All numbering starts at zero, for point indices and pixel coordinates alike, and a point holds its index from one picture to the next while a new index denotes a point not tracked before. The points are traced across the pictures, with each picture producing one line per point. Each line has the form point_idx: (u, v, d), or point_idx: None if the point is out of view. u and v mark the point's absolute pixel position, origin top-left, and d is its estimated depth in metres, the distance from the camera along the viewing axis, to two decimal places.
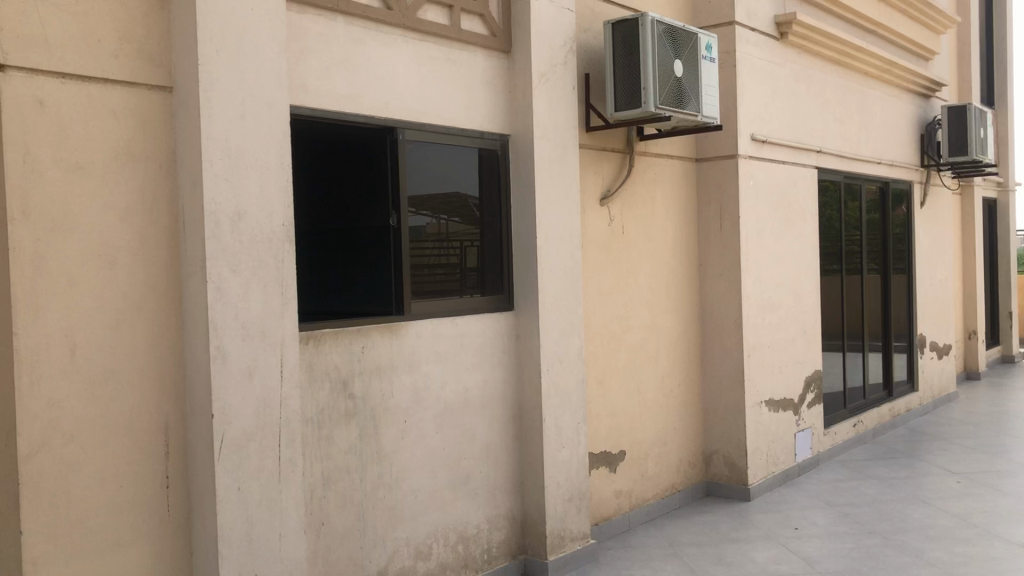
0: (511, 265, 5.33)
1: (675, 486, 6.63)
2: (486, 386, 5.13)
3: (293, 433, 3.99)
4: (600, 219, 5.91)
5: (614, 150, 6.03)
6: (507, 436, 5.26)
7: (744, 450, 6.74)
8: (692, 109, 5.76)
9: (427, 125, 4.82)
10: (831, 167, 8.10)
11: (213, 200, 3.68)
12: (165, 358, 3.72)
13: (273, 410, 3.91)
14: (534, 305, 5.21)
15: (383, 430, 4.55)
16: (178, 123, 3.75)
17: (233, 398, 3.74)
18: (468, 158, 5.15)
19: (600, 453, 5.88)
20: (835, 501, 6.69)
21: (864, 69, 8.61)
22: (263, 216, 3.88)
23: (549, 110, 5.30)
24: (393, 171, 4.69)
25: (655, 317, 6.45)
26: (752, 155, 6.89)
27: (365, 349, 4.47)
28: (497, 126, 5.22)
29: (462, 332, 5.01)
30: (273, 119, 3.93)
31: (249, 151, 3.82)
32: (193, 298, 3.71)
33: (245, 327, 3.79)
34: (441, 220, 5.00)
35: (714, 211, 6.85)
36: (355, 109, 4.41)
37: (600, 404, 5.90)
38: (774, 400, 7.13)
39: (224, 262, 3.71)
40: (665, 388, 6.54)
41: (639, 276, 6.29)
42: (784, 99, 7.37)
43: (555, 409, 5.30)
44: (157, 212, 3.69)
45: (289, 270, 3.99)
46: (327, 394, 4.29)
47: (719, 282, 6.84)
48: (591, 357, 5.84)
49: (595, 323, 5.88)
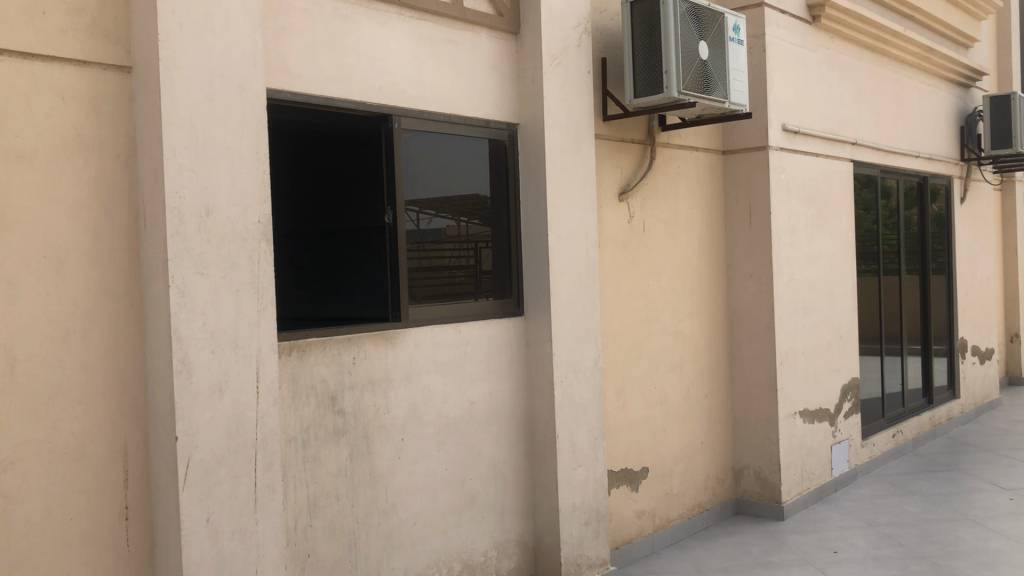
0: (520, 267, 4.87)
1: (702, 504, 6.14)
2: (493, 399, 4.68)
3: (272, 456, 3.55)
4: (619, 216, 5.44)
5: (633, 141, 5.56)
6: (517, 454, 4.80)
7: (777, 465, 6.25)
8: (718, 95, 5.28)
9: (426, 113, 4.38)
10: (866, 160, 7.58)
11: (176, 193, 3.24)
12: (123, 372, 3.29)
13: (248, 430, 3.46)
14: (546, 310, 4.75)
15: (377, 450, 4.10)
16: (137, 108, 3.32)
17: (201, 418, 3.30)
18: (474, 150, 4.70)
19: (620, 470, 5.41)
20: (876, 520, 6.18)
21: (901, 57, 8.08)
22: (235, 211, 3.44)
23: (562, 95, 4.83)
24: (389, 163, 4.25)
25: (680, 322, 5.97)
26: (783, 147, 6.40)
27: (356, 360, 4.03)
28: (503, 115, 4.77)
29: (466, 340, 4.55)
30: (247, 102, 3.49)
31: (219, 139, 3.39)
32: (155, 304, 3.29)
33: (215, 337, 3.36)
34: (462, 221, 4.64)
35: (743, 207, 6.36)
36: (343, 95, 3.97)
37: (620, 417, 5.43)
38: (808, 411, 6.64)
39: (190, 263, 3.28)
40: (691, 398, 6.06)
41: (662, 278, 5.81)
42: (817, 88, 6.87)
43: (570, 425, 4.83)
44: (114, 208, 3.27)
45: (265, 271, 3.56)
46: (313, 411, 3.85)
47: (748, 284, 6.35)
48: (610, 367, 5.37)
49: (614, 329, 5.41)
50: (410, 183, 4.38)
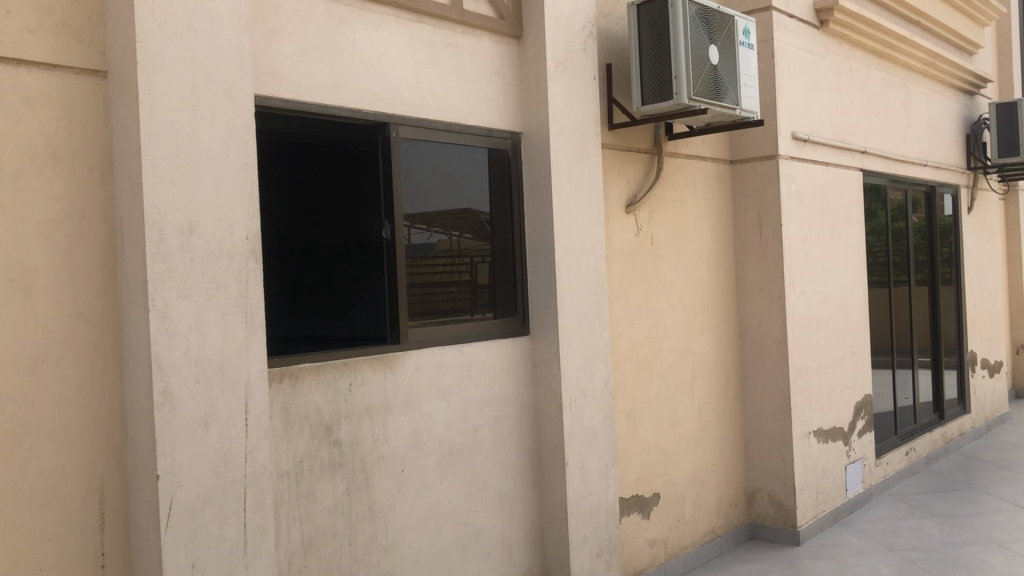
0: (525, 283, 4.61)
1: (715, 530, 5.86)
2: (498, 424, 4.39)
3: (264, 492, 3.25)
4: (627, 229, 5.18)
5: (640, 150, 5.31)
6: (524, 483, 4.51)
7: (792, 487, 5.98)
8: (729, 101, 5.04)
9: (425, 121, 4.12)
10: (876, 169, 7.35)
11: (156, 208, 2.96)
12: (99, 404, 3.00)
13: (237, 466, 3.17)
14: (553, 330, 4.47)
15: (376, 483, 3.82)
16: (113, 115, 3.04)
17: (185, 454, 3.01)
18: (475, 160, 4.44)
19: (631, 496, 5.13)
20: (897, 544, 5.92)
21: (908, 63, 7.86)
22: (221, 228, 3.17)
23: (568, 102, 4.57)
24: (386, 174, 3.99)
25: (690, 339, 5.70)
26: (793, 156, 6.16)
27: (353, 386, 3.75)
28: (506, 123, 4.51)
29: (469, 361, 4.27)
30: (233, 109, 3.21)
31: (203, 148, 3.11)
32: (134, 329, 3.00)
33: (200, 364, 3.07)
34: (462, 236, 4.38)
35: (753, 219, 6.11)
36: (337, 102, 3.70)
37: (630, 441, 5.16)
38: (822, 430, 6.38)
39: (171, 284, 3.00)
40: (703, 419, 5.79)
41: (672, 293, 5.55)
42: (826, 94, 6.63)
43: (580, 450, 4.55)
44: (88, 225, 2.99)
45: (255, 293, 3.27)
46: (307, 442, 3.57)
47: (759, 298, 6.10)
48: (619, 388, 5.10)
49: (623, 347, 5.14)
50: (407, 195, 4.12)
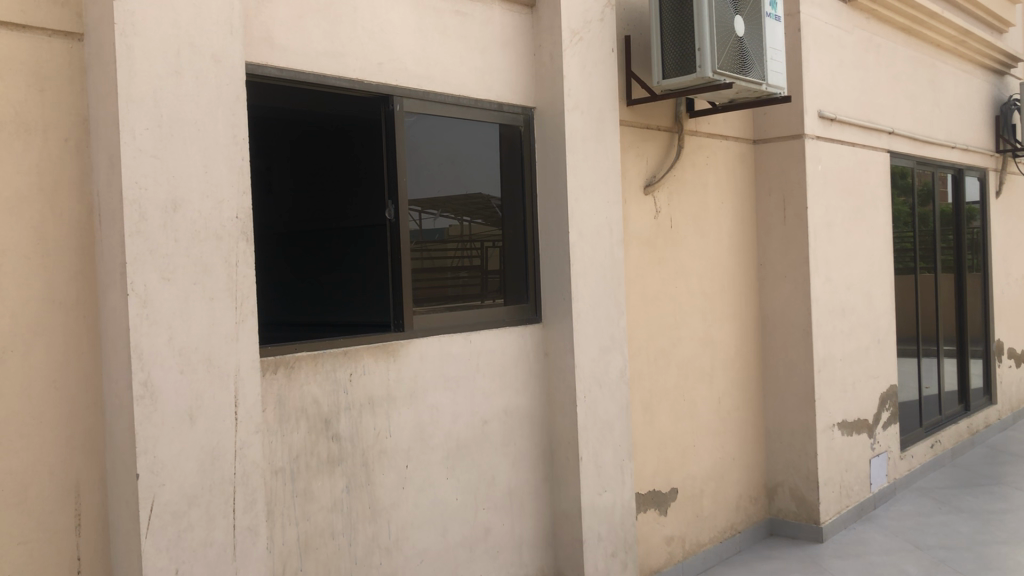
0: (536, 267, 4.35)
1: (734, 526, 5.61)
2: (508, 417, 4.15)
3: (255, 492, 3.01)
4: (645, 211, 4.92)
5: (659, 128, 5.04)
6: (535, 480, 4.27)
7: (815, 482, 5.73)
8: (754, 76, 4.75)
9: (432, 94, 3.86)
10: (904, 150, 7.04)
11: (136, 182, 2.72)
12: (74, 396, 2.76)
13: (225, 463, 2.93)
14: (567, 317, 4.22)
15: (377, 480, 3.58)
16: (90, 81, 2.79)
17: (167, 451, 2.78)
18: (484, 136, 4.18)
19: (648, 492, 4.89)
20: (924, 542, 5.66)
21: (938, 41, 7.55)
22: (208, 206, 2.92)
23: (584, 75, 4.30)
24: (390, 151, 3.73)
25: (710, 328, 5.44)
26: (819, 136, 5.88)
27: (353, 377, 3.50)
28: (518, 98, 4.24)
29: (477, 351, 4.02)
30: (221, 76, 2.96)
31: (188, 119, 2.86)
32: (112, 316, 2.76)
33: (184, 354, 2.83)
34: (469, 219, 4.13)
35: (776, 202, 5.83)
36: (336, 72, 3.44)
37: (647, 435, 4.91)
38: (847, 423, 6.11)
39: (154, 267, 2.76)
40: (722, 411, 5.53)
41: (691, 279, 5.28)
42: (853, 72, 6.33)
43: (594, 445, 4.30)
44: (62, 202, 2.74)
45: (246, 277, 3.02)
46: (303, 437, 3.33)
47: (783, 285, 5.82)
48: (636, 379, 4.85)
49: (640, 336, 4.88)
50: (412, 175, 3.87)
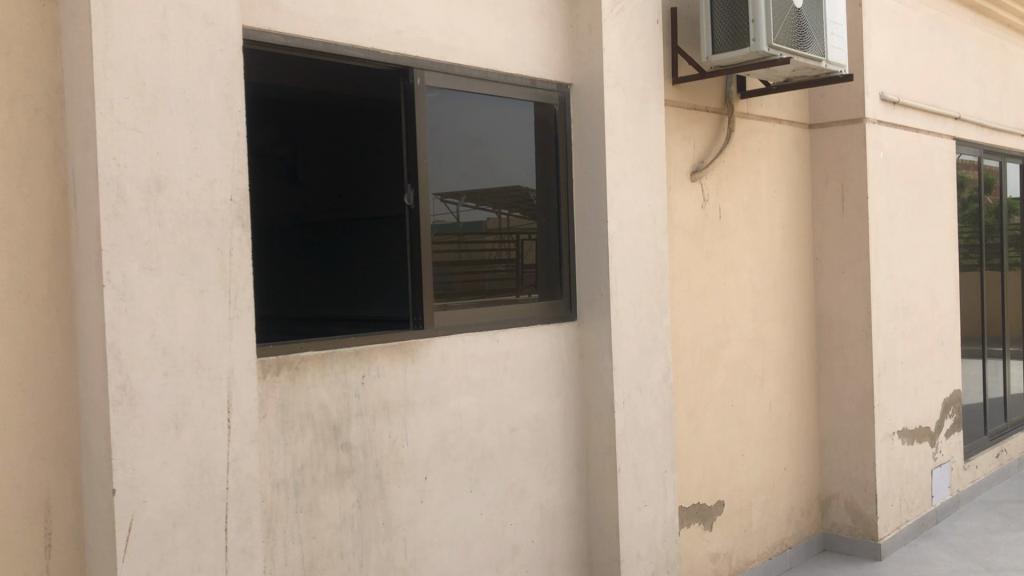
0: (572, 261, 3.96)
1: (786, 542, 5.20)
2: (540, 423, 3.78)
3: (251, 510, 2.68)
4: (691, 200, 4.52)
5: (707, 110, 4.64)
6: (570, 493, 3.90)
7: (874, 494, 5.31)
8: (813, 52, 4.33)
9: (456, 68, 3.49)
10: (971, 138, 6.54)
11: (114, 158, 2.39)
12: (44, 400, 2.44)
13: (217, 477, 2.60)
14: (605, 315, 3.84)
15: (392, 493, 3.23)
16: (65, 44, 2.47)
17: (149, 463, 2.45)
18: (514, 115, 3.81)
19: (692, 506, 4.50)
20: (993, 563, 5.21)
21: (1008, 22, 7.01)
22: (198, 188, 2.58)
23: (626, 49, 3.91)
24: (409, 130, 3.38)
25: (761, 327, 5.03)
26: (880, 120, 5.43)
27: (365, 380, 3.16)
28: (553, 73, 3.86)
29: (506, 351, 3.66)
30: (214, 40, 2.62)
31: (175, 88, 2.52)
32: (87, 310, 2.44)
33: (169, 354, 2.50)
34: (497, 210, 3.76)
35: (834, 192, 5.40)
36: (349, 40, 3.10)
37: (692, 443, 4.52)
38: (907, 430, 5.66)
39: (134, 255, 2.43)
40: (773, 417, 5.12)
41: (742, 273, 4.88)
42: (919, 52, 5.85)
43: (634, 454, 3.93)
44: (31, 181, 2.43)
45: (242, 268, 2.68)
46: (309, 446, 2.98)
47: (841, 281, 5.39)
48: (680, 382, 4.45)
49: (686, 336, 4.49)
50: (435, 157, 3.51)
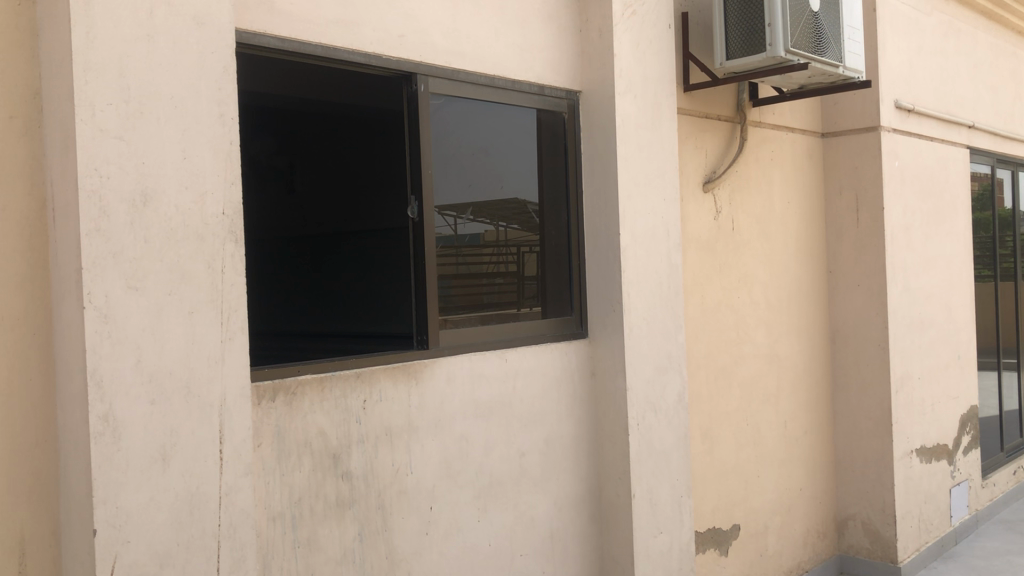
0: (582, 276, 3.78)
1: (803, 566, 5.01)
2: (550, 447, 3.59)
3: (245, 547, 2.48)
4: (704, 211, 4.35)
5: (719, 118, 4.47)
6: (582, 520, 3.71)
7: (893, 515, 5.13)
8: (831, 58, 4.16)
9: (461, 74, 3.32)
10: (984, 146, 6.38)
11: (96, 169, 2.20)
12: (20, 431, 2.25)
13: (209, 513, 2.40)
14: (618, 332, 3.65)
15: (396, 525, 3.04)
16: (43, 46, 2.29)
17: (134, 500, 2.25)
18: (522, 123, 3.64)
19: (707, 530, 4.31)
20: None
21: (1020, 28, 6.84)
22: (187, 201, 2.40)
23: (638, 54, 3.74)
24: (412, 138, 3.21)
25: (776, 343, 4.85)
26: (896, 128, 5.26)
27: (367, 404, 2.97)
28: (561, 80, 3.69)
29: (514, 371, 3.47)
30: (205, 42, 2.43)
31: (163, 93, 2.34)
32: (66, 334, 2.25)
33: (157, 382, 2.31)
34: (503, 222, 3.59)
35: (848, 202, 5.22)
36: (349, 43, 2.92)
37: (707, 465, 4.33)
38: (925, 449, 5.48)
39: (118, 274, 2.24)
40: (789, 436, 4.94)
41: (756, 287, 4.70)
42: (933, 58, 5.69)
43: (649, 479, 3.74)
44: (6, 195, 2.24)
45: (235, 287, 2.49)
46: (306, 476, 2.80)
47: (856, 294, 5.21)
48: (695, 401, 4.27)
49: (700, 353, 4.31)
50: (439, 167, 3.33)
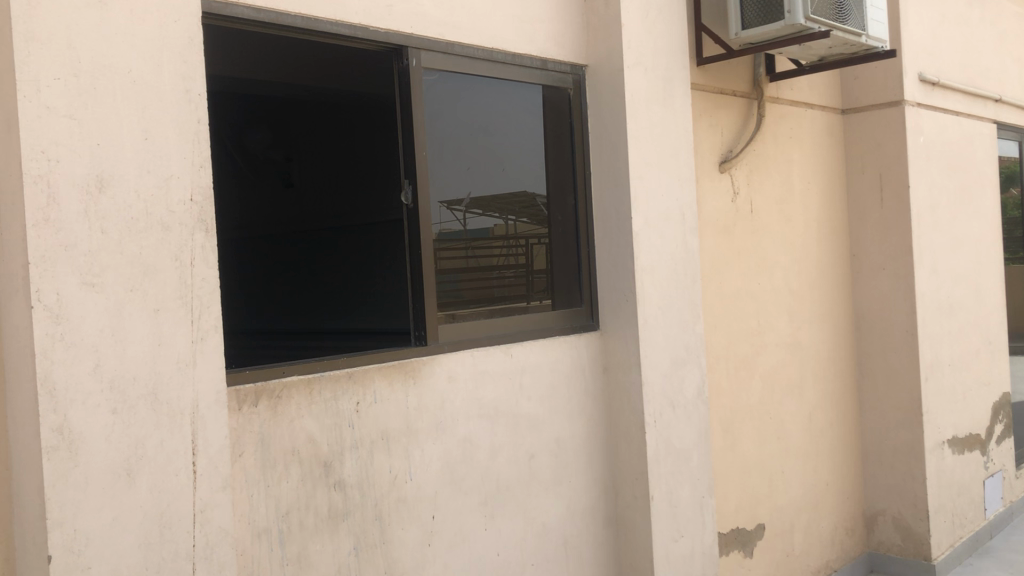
0: (591, 264, 3.53)
1: (831, 566, 4.75)
2: (562, 448, 3.34)
3: (224, 570, 2.24)
4: (720, 193, 4.09)
5: (735, 93, 4.21)
6: (597, 524, 3.47)
7: (925, 511, 4.87)
8: (853, 26, 3.88)
9: (457, 47, 3.07)
10: (1012, 121, 6.08)
11: (43, 152, 1.97)
12: None
13: (182, 534, 2.17)
14: (632, 324, 3.40)
15: (395, 538, 2.80)
16: None
17: (95, 521, 2.02)
18: (524, 101, 3.39)
19: (730, 531, 4.06)
20: None
21: None
22: (151, 188, 2.15)
23: (646, 24, 3.47)
24: (405, 117, 2.95)
25: (799, 332, 4.59)
26: (920, 103, 4.99)
27: (360, 407, 2.72)
28: (565, 53, 3.44)
29: (522, 367, 3.22)
30: (166, 10, 2.19)
31: (119, 67, 2.10)
32: (15, 338, 2.01)
33: (120, 389, 2.07)
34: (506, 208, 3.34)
35: (872, 182, 4.95)
36: (332, 13, 2.67)
37: (729, 463, 4.08)
38: (957, 439, 5.21)
39: (72, 269, 2.00)
40: (814, 429, 4.68)
41: (777, 272, 4.44)
42: (957, 28, 5.40)
43: (668, 480, 3.49)
44: None
45: (207, 282, 2.25)
46: (294, 487, 2.56)
47: (882, 278, 4.95)
48: (715, 395, 4.02)
49: (719, 343, 4.06)
50: (435, 149, 3.08)
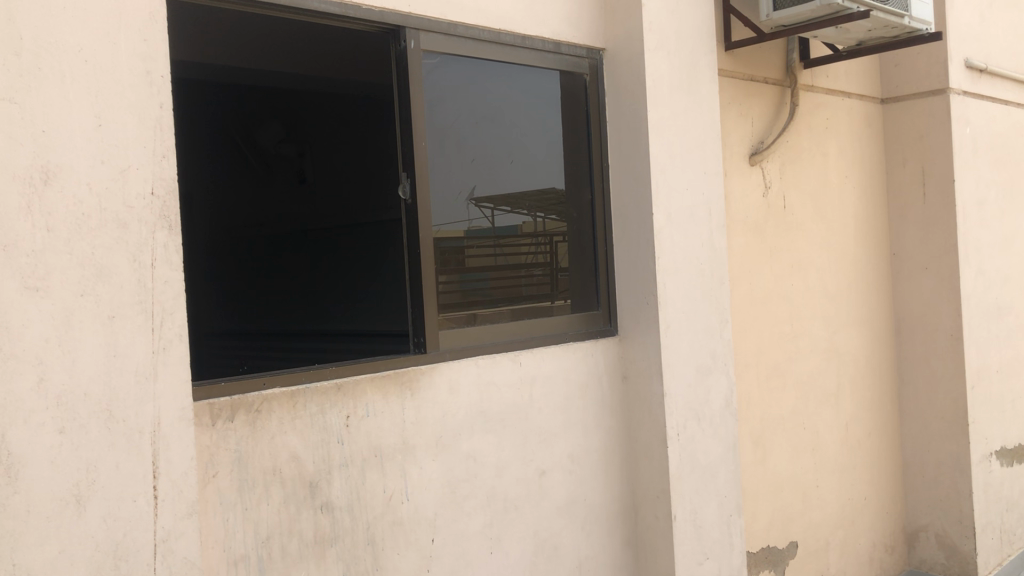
0: (608, 263, 3.28)
1: None
2: (576, 461, 3.09)
3: None
4: (751, 187, 3.81)
5: (767, 81, 3.92)
6: (615, 545, 3.21)
7: (972, 527, 4.55)
8: (895, 6, 3.56)
9: (460, 27, 2.82)
10: None
11: None
12: None
13: (140, 568, 1.94)
14: (653, 329, 3.13)
15: (390, 565, 2.56)
16: None
17: (38, 554, 1.79)
18: (537, 87, 3.14)
19: (761, 550, 3.78)
20: None
21: None
22: (106, 180, 1.93)
23: (669, 4, 3.20)
24: (403, 105, 2.71)
25: (835, 336, 4.30)
26: (967, 91, 4.67)
27: (350, 422, 2.48)
28: (581, 36, 3.18)
29: (532, 376, 2.97)
30: None
31: (68, 46, 1.87)
32: None
33: (69, 405, 1.85)
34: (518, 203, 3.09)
35: (914, 177, 4.64)
36: None
37: (760, 476, 3.80)
38: (1006, 451, 4.88)
39: (12, 272, 1.78)
40: (851, 439, 4.39)
41: (812, 272, 4.16)
42: (1007, 12, 5.06)
43: (693, 498, 3.21)
44: None
45: (170, 286, 2.02)
46: (276, 511, 2.33)
47: (925, 278, 4.63)
48: (744, 404, 3.75)
49: (749, 348, 3.78)
50: (438, 139, 2.83)
